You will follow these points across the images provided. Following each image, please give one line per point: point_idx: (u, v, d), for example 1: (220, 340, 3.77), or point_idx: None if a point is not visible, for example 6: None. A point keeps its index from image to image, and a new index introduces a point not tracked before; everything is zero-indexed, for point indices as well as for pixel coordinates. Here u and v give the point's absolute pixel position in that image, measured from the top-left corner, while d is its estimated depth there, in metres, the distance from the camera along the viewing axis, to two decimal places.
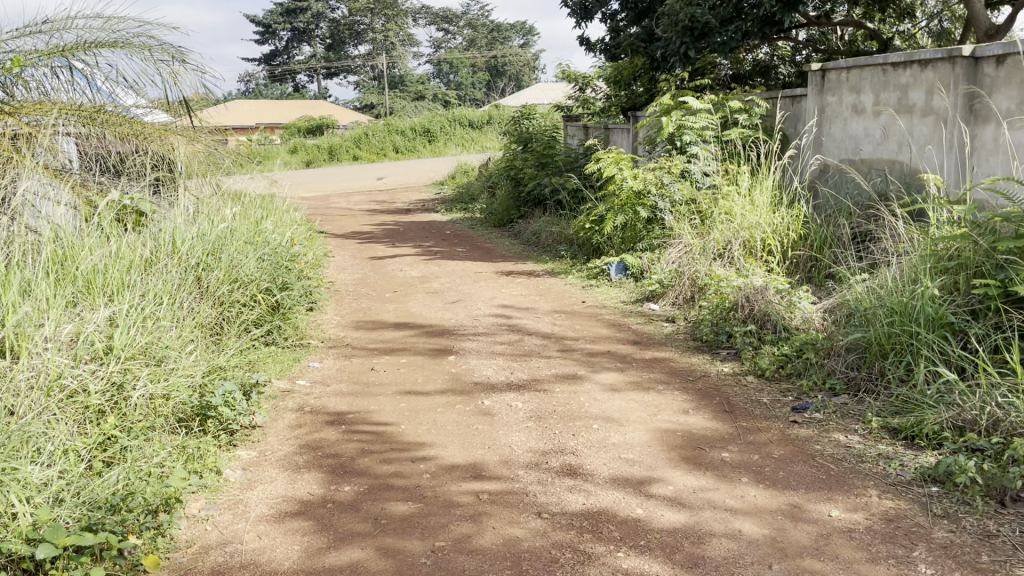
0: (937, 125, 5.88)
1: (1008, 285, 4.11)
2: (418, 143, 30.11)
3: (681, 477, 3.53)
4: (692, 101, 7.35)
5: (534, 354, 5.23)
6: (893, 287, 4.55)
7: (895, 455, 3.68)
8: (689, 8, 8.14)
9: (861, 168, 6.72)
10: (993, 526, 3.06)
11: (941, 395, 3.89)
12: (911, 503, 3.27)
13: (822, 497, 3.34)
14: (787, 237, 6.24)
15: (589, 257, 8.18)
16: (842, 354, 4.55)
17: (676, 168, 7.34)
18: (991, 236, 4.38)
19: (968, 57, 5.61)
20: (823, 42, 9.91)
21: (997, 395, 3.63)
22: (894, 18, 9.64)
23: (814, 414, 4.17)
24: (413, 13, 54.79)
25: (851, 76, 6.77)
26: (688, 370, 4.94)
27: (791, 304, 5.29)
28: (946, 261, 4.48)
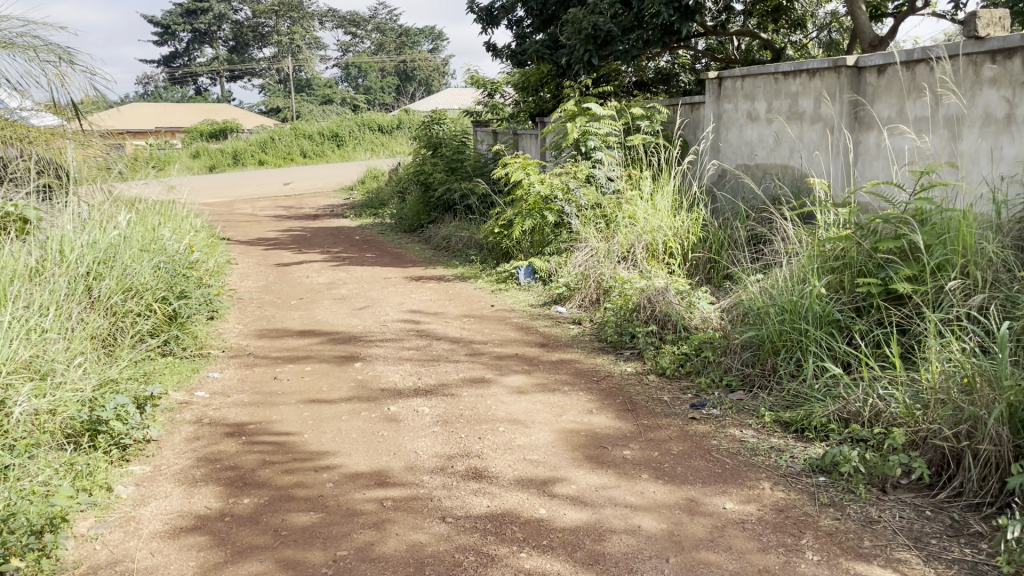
0: (825, 131, 6.17)
1: (888, 284, 4.33)
2: (327, 148, 29.69)
3: (583, 476, 3.59)
4: (596, 108, 7.48)
5: (442, 359, 5.22)
6: (784, 286, 4.74)
7: (786, 447, 3.84)
8: (591, 17, 8.30)
9: (755, 174, 6.99)
10: (876, 513, 3.24)
11: (827, 388, 4.10)
12: (800, 494, 3.42)
13: (718, 491, 3.46)
14: (686, 240, 6.42)
15: (498, 261, 8.24)
16: (737, 351, 4.72)
17: (582, 173, 7.45)
18: (872, 237, 4.59)
19: (852, 67, 5.90)
20: (720, 51, 10.24)
21: (878, 387, 3.84)
22: (788, 29, 10.05)
23: (711, 411, 4.31)
24: (319, 17, 54.10)
25: (745, 84, 7.05)
26: (593, 370, 5.03)
27: (691, 304, 5.45)
28: (832, 261, 4.68)
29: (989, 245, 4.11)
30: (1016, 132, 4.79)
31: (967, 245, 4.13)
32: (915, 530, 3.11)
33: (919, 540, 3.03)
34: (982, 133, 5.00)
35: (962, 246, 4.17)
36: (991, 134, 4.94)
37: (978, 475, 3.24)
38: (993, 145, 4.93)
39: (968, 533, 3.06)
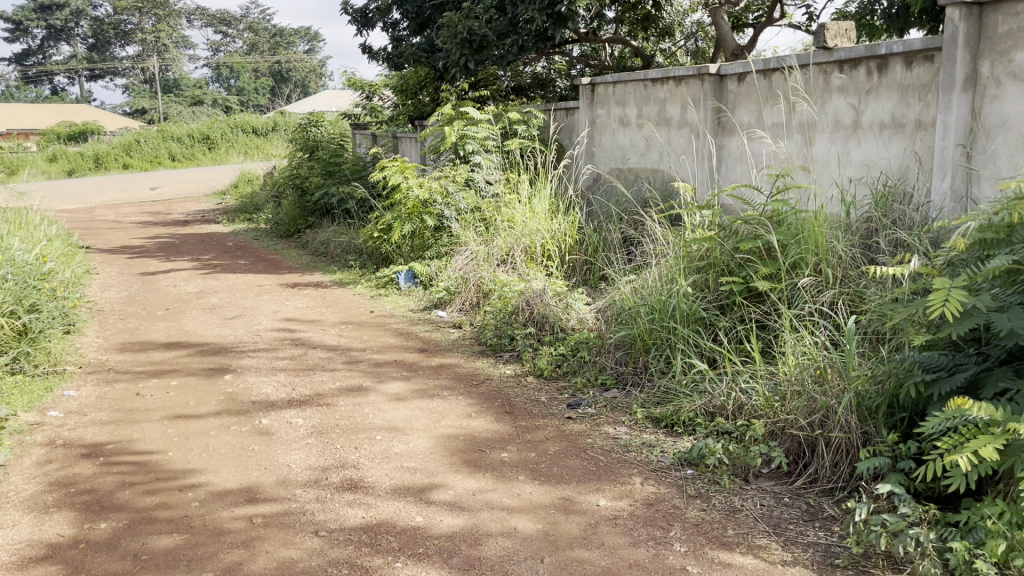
0: (691, 136, 6.41)
1: (749, 282, 4.55)
2: (198, 151, 28.57)
3: (461, 480, 3.59)
4: (473, 111, 7.49)
5: (318, 368, 5.10)
6: (654, 286, 4.89)
7: (657, 442, 3.97)
8: (467, 21, 8.35)
9: (627, 177, 7.21)
10: (738, 502, 3.39)
11: (695, 383, 4.27)
12: (670, 487, 3.54)
13: (591, 488, 3.53)
14: (563, 243, 6.52)
15: (378, 266, 8.14)
16: (611, 351, 4.86)
17: (460, 177, 7.45)
18: (734, 238, 4.81)
19: (714, 74, 6.15)
20: (594, 58, 10.48)
21: (740, 381, 4.02)
22: (657, 37, 10.37)
23: (587, 409, 4.41)
24: (187, 15, 51.96)
25: (617, 90, 7.27)
26: (472, 374, 5.04)
27: (567, 305, 5.54)
28: (697, 261, 4.87)
29: (839, 245, 4.38)
30: (862, 138, 5.13)
31: (819, 245, 4.39)
32: (774, 517, 3.27)
33: (778, 527, 3.19)
34: (832, 138, 5.33)
35: (814, 245, 4.43)
36: (840, 139, 5.28)
37: (831, 462, 3.45)
38: (842, 150, 5.27)
39: (822, 517, 3.24)
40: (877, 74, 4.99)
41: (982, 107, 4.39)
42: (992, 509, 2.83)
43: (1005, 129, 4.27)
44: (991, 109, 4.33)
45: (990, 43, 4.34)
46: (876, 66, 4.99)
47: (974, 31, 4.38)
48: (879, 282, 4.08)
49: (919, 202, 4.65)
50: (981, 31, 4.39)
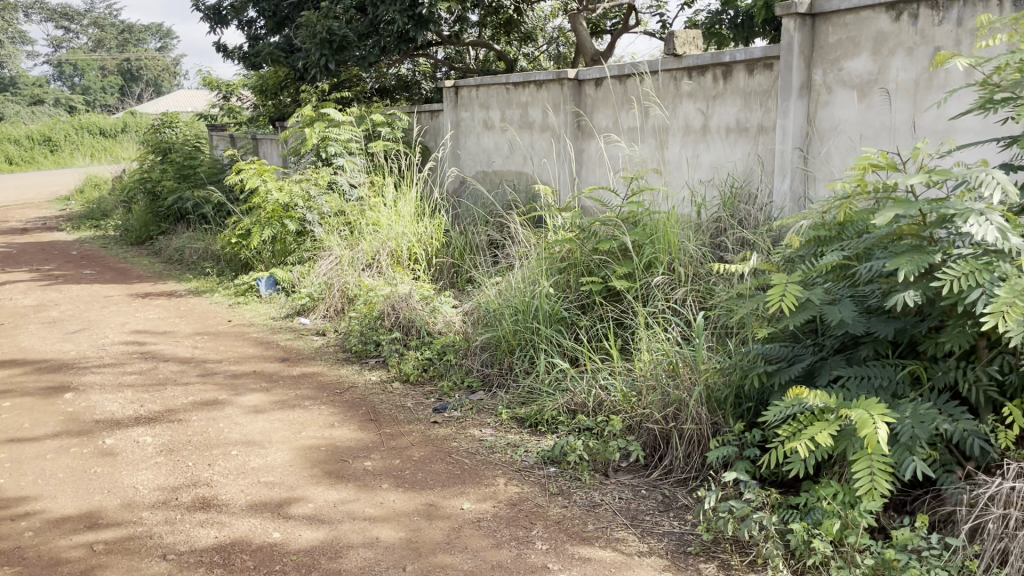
0: (552, 139, 6.52)
1: (607, 281, 4.67)
2: (38, 155, 26.65)
3: (322, 493, 3.50)
4: (334, 113, 7.34)
5: (169, 383, 4.85)
6: (516, 287, 4.93)
7: (521, 442, 4.01)
8: (326, 21, 8.19)
9: (492, 180, 7.27)
10: (598, 497, 3.47)
11: (557, 381, 4.33)
12: (533, 486, 3.58)
13: (455, 492, 3.52)
14: (430, 246, 6.47)
15: (238, 273, 7.84)
16: (477, 353, 4.87)
17: (323, 180, 7.24)
18: (593, 239, 4.92)
19: (573, 79, 6.28)
20: (459, 61, 10.48)
21: (600, 378, 4.12)
22: (519, 41, 10.49)
23: (452, 413, 4.39)
24: (25, 8, 48.37)
25: (480, 94, 7.32)
26: (336, 382, 4.92)
27: (433, 309, 5.50)
28: (559, 262, 4.96)
29: (690, 245, 4.56)
30: (710, 142, 5.38)
31: (671, 244, 4.57)
32: (632, 509, 3.37)
33: (635, 519, 3.29)
34: (683, 142, 5.56)
35: (667, 245, 4.60)
36: (691, 143, 5.51)
37: (684, 453, 3.59)
38: (692, 153, 5.51)
39: (676, 507, 3.37)
40: (722, 81, 5.24)
41: (817, 113, 4.70)
42: (827, 490, 3.02)
43: (836, 134, 4.59)
44: (824, 114, 4.65)
45: (822, 53, 4.65)
46: (721, 74, 5.24)
47: (808, 41, 4.67)
48: (726, 279, 4.28)
49: (762, 202, 4.92)
50: (814, 40, 4.69)
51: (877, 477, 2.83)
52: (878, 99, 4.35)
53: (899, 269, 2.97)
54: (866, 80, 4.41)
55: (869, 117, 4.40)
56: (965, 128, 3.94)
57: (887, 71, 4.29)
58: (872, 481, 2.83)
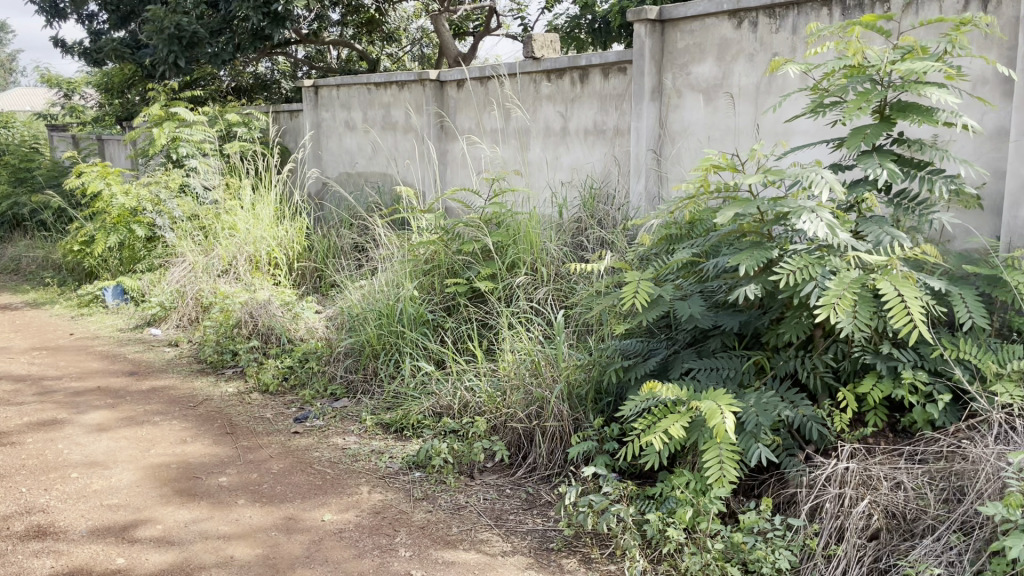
0: (415, 141, 6.47)
1: (472, 283, 4.67)
2: None
3: (172, 512, 3.31)
4: (185, 112, 7.00)
5: (0, 403, 4.47)
6: (380, 291, 4.85)
7: (386, 448, 3.94)
8: (174, 16, 7.83)
9: (356, 182, 7.14)
10: (463, 499, 3.46)
11: (422, 385, 4.28)
12: (398, 493, 3.53)
13: (317, 504, 3.42)
14: (291, 250, 6.25)
15: (83, 283, 7.36)
16: (340, 359, 4.74)
17: (174, 182, 6.90)
18: (457, 240, 4.90)
19: (435, 80, 6.25)
20: (320, 60, 10.24)
21: (465, 380, 4.09)
22: (382, 41, 10.33)
23: (314, 422, 4.27)
24: None
25: (341, 94, 7.17)
26: (189, 396, 4.68)
27: (295, 315, 5.33)
28: (422, 265, 4.91)
29: (551, 244, 4.65)
30: (570, 144, 5.48)
31: (534, 245, 4.63)
32: (496, 509, 3.38)
33: (499, 518, 3.30)
34: (544, 144, 5.65)
35: (530, 245, 4.65)
36: (552, 144, 5.60)
37: (547, 450, 3.63)
38: (553, 155, 5.60)
39: (540, 504, 3.40)
40: (579, 84, 5.36)
41: (668, 116, 4.88)
42: (681, 479, 3.14)
43: (686, 136, 4.78)
44: (674, 117, 4.84)
45: (671, 58, 4.83)
46: (579, 77, 5.35)
47: (657, 46, 4.85)
48: (585, 277, 4.37)
49: (619, 203, 5.05)
50: (664, 46, 4.87)
51: (725, 465, 2.96)
52: (723, 103, 4.56)
53: (741, 264, 3.13)
54: (712, 84, 4.61)
55: (715, 120, 4.61)
56: (800, 130, 4.19)
57: (731, 76, 4.51)
58: (722, 469, 2.96)
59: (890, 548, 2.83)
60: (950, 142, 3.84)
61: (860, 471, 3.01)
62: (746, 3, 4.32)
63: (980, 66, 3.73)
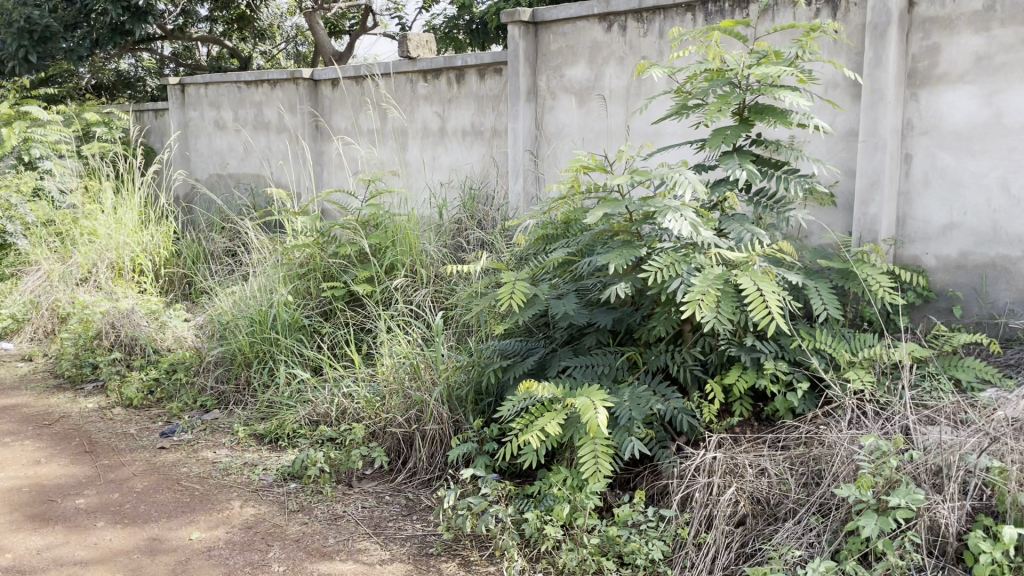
0: (290, 141, 6.29)
1: (349, 287, 4.57)
2: None
3: (23, 540, 3.09)
4: (38, 111, 6.58)
5: None
6: (252, 298, 4.68)
7: (260, 460, 3.80)
8: (23, 8, 7.32)
9: (227, 184, 6.88)
10: (341, 508, 3.38)
11: (297, 393, 4.16)
12: (272, 506, 3.40)
13: (184, 522, 3.26)
14: (158, 256, 5.95)
15: None
16: (210, 369, 4.55)
17: (26, 186, 6.46)
18: (333, 243, 4.79)
19: (308, 79, 6.09)
20: (188, 57, 9.84)
21: (343, 386, 3.99)
22: (253, 39, 9.95)
23: (182, 436, 4.08)
24: None
25: (210, 92, 6.90)
26: (43, 414, 4.38)
27: (161, 324, 5.08)
28: (297, 269, 4.77)
29: (431, 246, 4.62)
30: (448, 144, 5.46)
31: (412, 247, 4.58)
32: (375, 517, 3.31)
33: (378, 526, 3.24)
34: (422, 145, 5.61)
35: (407, 247, 4.60)
36: (430, 145, 5.56)
37: (427, 454, 3.59)
38: (431, 155, 5.56)
39: (420, 509, 3.36)
40: (456, 84, 5.35)
41: (543, 117, 4.93)
42: (558, 477, 3.17)
43: (561, 137, 4.85)
44: (549, 118, 4.90)
45: (544, 60, 4.88)
46: (455, 77, 5.34)
47: (531, 48, 4.89)
48: (464, 279, 4.35)
49: (498, 203, 5.06)
50: (538, 48, 4.91)
51: (600, 459, 3.01)
52: (595, 105, 4.65)
53: (612, 263, 3.19)
54: (584, 86, 4.69)
55: (588, 121, 4.69)
56: (668, 131, 4.33)
57: (603, 79, 4.60)
58: (596, 464, 3.01)
59: (756, 533, 2.93)
60: (806, 142, 4.05)
61: (727, 459, 3.11)
62: (615, 6, 4.41)
63: (830, 70, 3.97)
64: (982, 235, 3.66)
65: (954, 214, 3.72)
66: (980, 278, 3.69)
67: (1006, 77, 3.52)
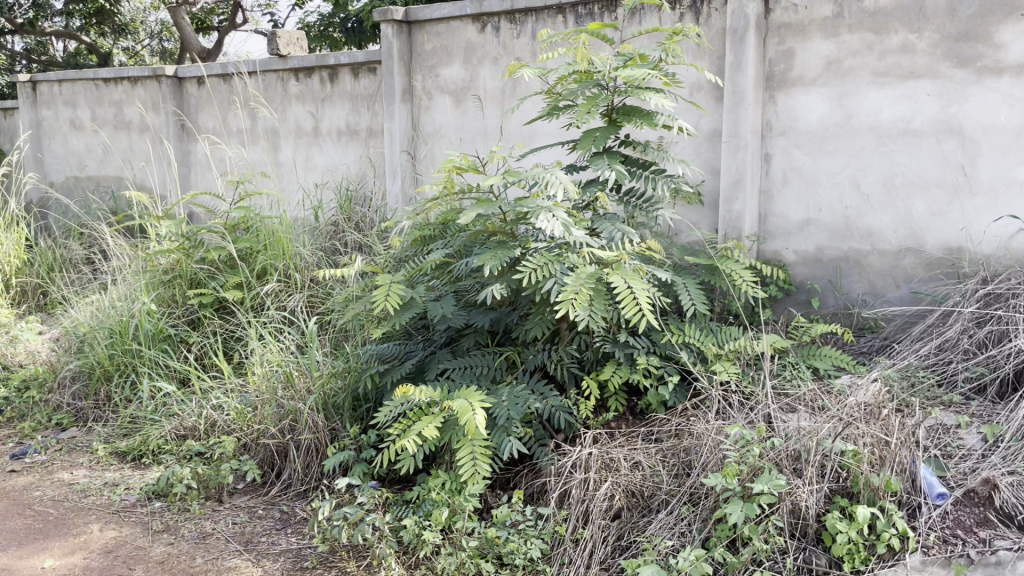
0: (153, 142, 6.00)
1: (218, 294, 4.39)
2: None
3: None
4: None
5: None
6: (112, 307, 4.43)
7: (122, 479, 3.60)
8: None
9: (85, 187, 6.49)
10: (210, 526, 3.23)
11: (162, 407, 3.96)
12: (134, 527, 3.22)
13: (36, 550, 3.04)
14: (8, 265, 5.55)
15: None
16: (66, 385, 4.27)
17: None
18: (200, 248, 4.59)
19: (172, 76, 5.82)
20: (42, 52, 9.26)
21: (211, 398, 3.82)
22: (114, 35, 9.49)
23: (35, 458, 3.81)
24: None
25: (65, 89, 6.49)
26: None
27: (12, 338, 4.75)
28: (161, 276, 4.55)
29: (304, 250, 4.50)
30: (322, 144, 5.33)
31: (284, 250, 4.44)
32: (246, 533, 3.19)
33: (249, 542, 3.12)
34: (295, 145, 5.46)
35: (279, 251, 4.46)
36: (303, 145, 5.42)
37: (303, 464, 3.48)
38: (305, 156, 5.42)
39: (294, 522, 3.26)
40: (329, 83, 5.23)
41: (419, 117, 4.88)
42: (436, 481, 3.14)
43: (438, 137, 4.82)
44: (425, 118, 4.85)
45: (419, 60, 4.83)
46: (327, 76, 5.22)
47: (405, 47, 4.83)
48: (339, 282, 4.27)
49: (375, 204, 4.98)
50: (411, 47, 4.86)
51: (478, 460, 3.00)
52: (471, 105, 4.64)
53: (486, 264, 3.18)
54: (459, 87, 4.68)
55: (465, 121, 4.68)
56: (542, 132, 4.38)
57: (477, 79, 4.59)
58: (474, 466, 2.99)
59: (631, 526, 2.99)
60: (673, 143, 4.21)
61: (602, 455, 3.15)
62: (488, 7, 4.42)
63: (693, 73, 4.11)
64: (836, 230, 3.87)
65: (810, 211, 3.92)
66: (835, 271, 3.90)
67: (853, 81, 3.73)
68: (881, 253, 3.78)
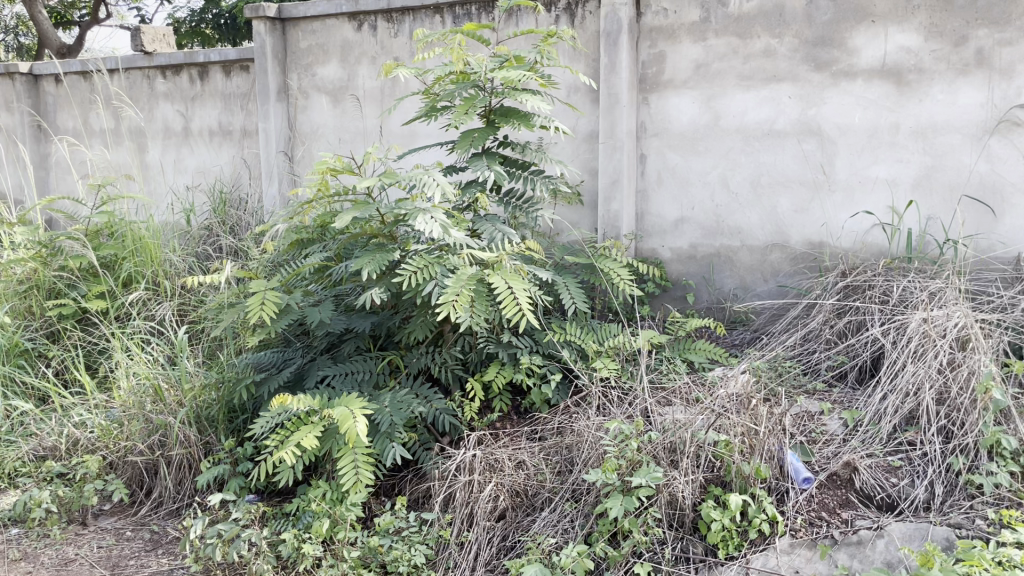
0: (7, 143, 5.62)
1: (80, 304, 4.15)
2: None
3: None
4: None
5: None
6: None
7: None
8: None
9: None
10: (72, 552, 3.04)
11: (17, 427, 3.71)
12: None
13: None
14: None
15: None
16: None
17: None
18: (60, 255, 4.32)
19: (26, 74, 5.47)
20: None
21: (72, 416, 3.60)
22: None
23: None
24: None
25: None
26: None
27: None
28: (16, 285, 4.25)
29: (174, 256, 4.32)
30: (193, 145, 5.11)
31: (152, 257, 4.24)
32: (112, 557, 3.02)
33: (116, 567, 2.95)
34: (164, 146, 5.22)
35: (147, 258, 4.25)
36: (172, 146, 5.18)
37: (174, 481, 3.33)
38: (175, 158, 5.19)
39: (165, 542, 3.11)
40: (199, 81, 5.02)
41: (296, 117, 4.74)
42: (317, 491, 3.06)
43: (316, 138, 4.70)
44: (302, 117, 4.73)
45: (294, 58, 4.70)
46: (198, 74, 5.01)
47: (279, 45, 4.67)
48: (213, 289, 4.11)
49: (252, 207, 4.82)
50: (286, 45, 4.71)
51: (360, 469, 2.93)
52: (349, 105, 4.56)
53: (364, 268, 3.11)
54: (336, 86, 4.58)
55: (343, 121, 4.58)
56: (424, 133, 4.36)
57: (356, 78, 4.51)
58: (357, 475, 2.92)
59: (516, 526, 2.99)
60: (553, 143, 4.25)
61: (486, 456, 3.14)
62: (364, 6, 4.35)
63: (570, 75, 4.17)
64: (708, 227, 4.01)
65: (684, 209, 4.04)
66: (708, 267, 4.04)
67: (721, 84, 3.87)
68: (751, 249, 3.93)
